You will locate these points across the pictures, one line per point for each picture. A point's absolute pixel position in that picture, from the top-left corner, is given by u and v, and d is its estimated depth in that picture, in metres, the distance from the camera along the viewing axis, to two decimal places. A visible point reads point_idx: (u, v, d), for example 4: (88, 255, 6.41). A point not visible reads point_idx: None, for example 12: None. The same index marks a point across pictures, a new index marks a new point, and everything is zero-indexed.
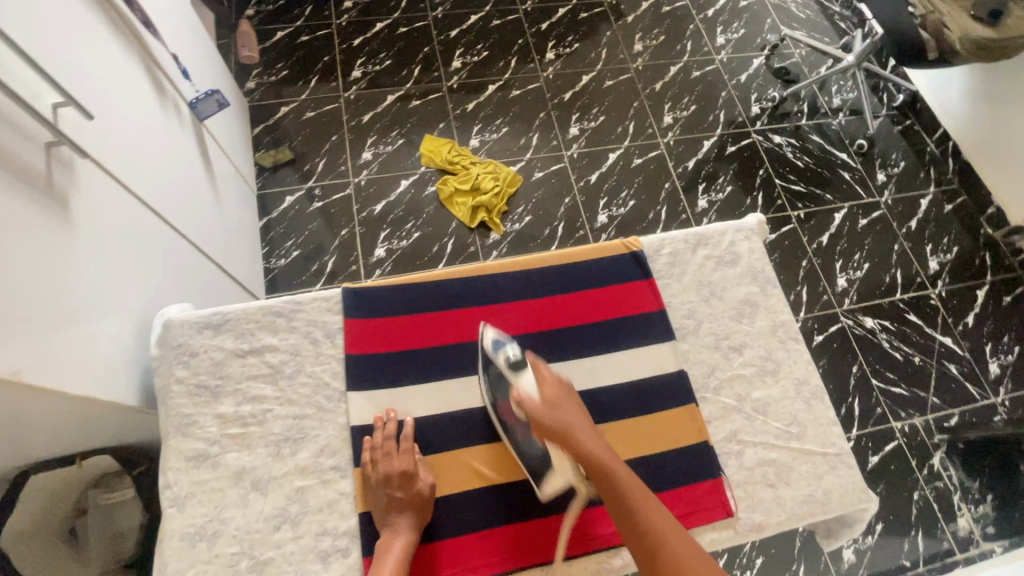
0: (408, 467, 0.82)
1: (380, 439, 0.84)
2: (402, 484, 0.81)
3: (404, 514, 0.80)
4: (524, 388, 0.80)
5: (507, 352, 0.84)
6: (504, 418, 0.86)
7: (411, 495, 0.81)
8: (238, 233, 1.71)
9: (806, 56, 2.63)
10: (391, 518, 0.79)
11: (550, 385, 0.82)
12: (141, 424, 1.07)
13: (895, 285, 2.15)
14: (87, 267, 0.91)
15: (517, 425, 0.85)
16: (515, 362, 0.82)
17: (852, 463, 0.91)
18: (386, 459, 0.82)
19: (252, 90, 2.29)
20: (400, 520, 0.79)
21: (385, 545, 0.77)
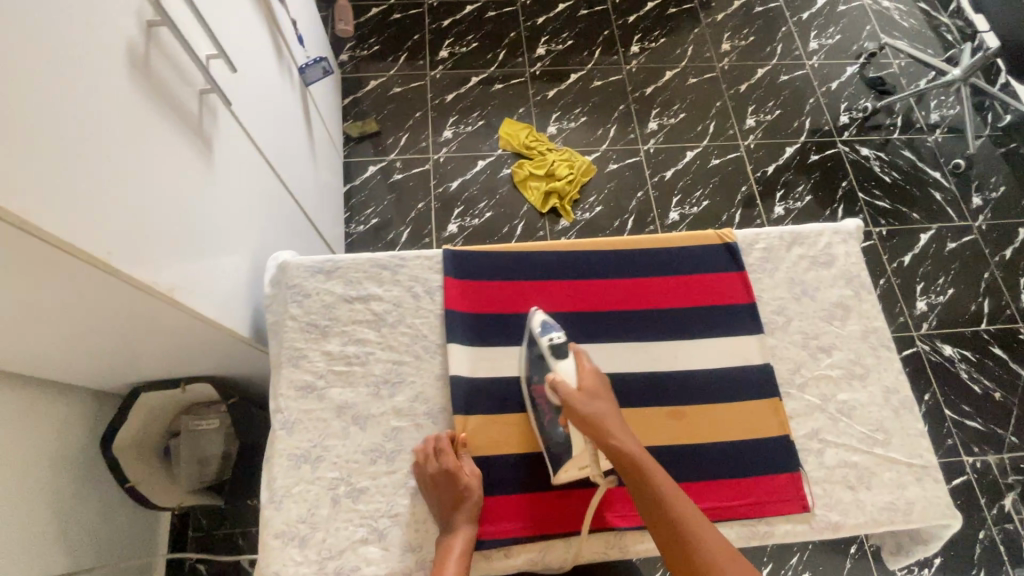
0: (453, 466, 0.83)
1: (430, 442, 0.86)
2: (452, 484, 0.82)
3: (460, 510, 0.81)
4: (563, 373, 0.86)
5: (551, 338, 0.88)
6: (536, 399, 0.90)
7: (460, 492, 0.83)
8: (327, 194, 1.81)
9: (906, 66, 2.51)
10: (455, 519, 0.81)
11: (589, 375, 0.87)
12: (245, 358, 1.17)
13: (980, 315, 2.04)
14: (220, 205, 1.00)
15: (547, 410, 0.89)
16: (560, 349, 0.87)
17: (938, 477, 0.90)
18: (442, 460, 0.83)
19: (345, 63, 2.39)
20: (458, 518, 0.81)
21: (447, 543, 0.80)
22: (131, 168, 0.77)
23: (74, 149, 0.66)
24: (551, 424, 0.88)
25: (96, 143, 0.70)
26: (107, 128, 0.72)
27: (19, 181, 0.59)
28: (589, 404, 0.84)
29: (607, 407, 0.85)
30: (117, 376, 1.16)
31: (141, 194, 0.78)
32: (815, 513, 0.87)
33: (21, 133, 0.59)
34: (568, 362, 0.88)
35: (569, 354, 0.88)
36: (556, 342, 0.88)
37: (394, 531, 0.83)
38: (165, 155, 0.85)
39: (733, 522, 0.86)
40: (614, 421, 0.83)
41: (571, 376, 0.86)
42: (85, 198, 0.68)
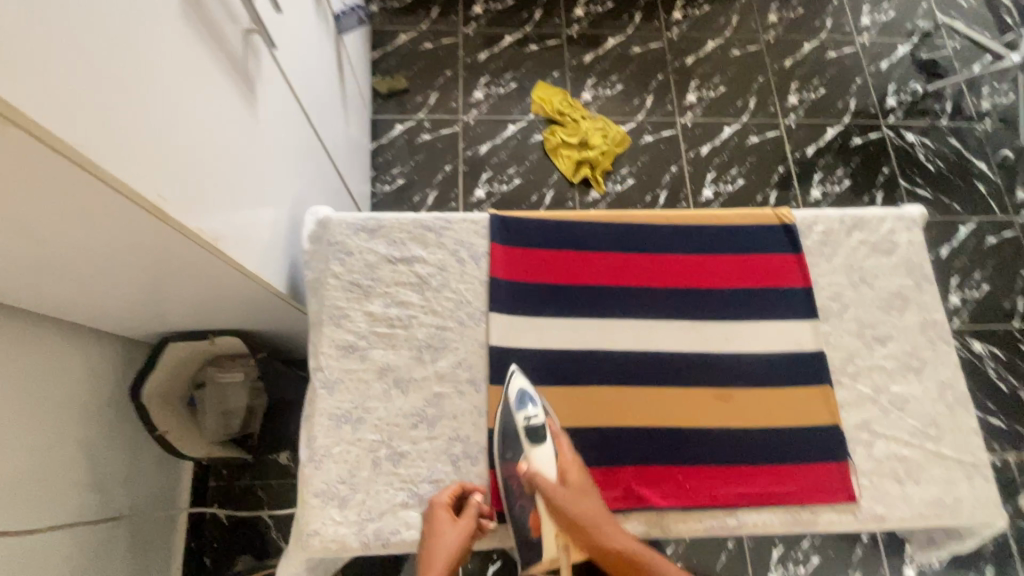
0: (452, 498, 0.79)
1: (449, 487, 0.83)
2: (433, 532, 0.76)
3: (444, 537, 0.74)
4: (541, 464, 0.81)
5: (529, 416, 0.83)
6: (509, 483, 0.82)
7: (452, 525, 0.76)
8: (356, 151, 1.76)
9: (961, 49, 2.38)
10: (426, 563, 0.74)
11: (568, 465, 0.82)
12: (279, 314, 1.15)
13: (1014, 313, 1.99)
14: (263, 155, 0.97)
15: (519, 494, 0.83)
16: (537, 430, 0.83)
17: (988, 476, 0.88)
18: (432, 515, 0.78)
19: (374, 14, 2.29)
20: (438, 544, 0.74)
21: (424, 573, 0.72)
22: (183, 109, 0.74)
23: (129, 83, 0.63)
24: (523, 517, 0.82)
25: (150, 80, 0.67)
26: (161, 65, 0.69)
27: (79, 112, 0.56)
28: (568, 498, 0.79)
29: (591, 501, 0.80)
30: (149, 325, 1.15)
31: (192, 138, 0.76)
32: (862, 505, 0.85)
33: (79, 60, 0.56)
34: (545, 447, 0.83)
35: (545, 434, 0.83)
36: (532, 423, 0.83)
37: None
38: (213, 98, 0.81)
39: (777, 508, 0.84)
40: (597, 515, 0.79)
41: (549, 464, 0.81)
42: (141, 137, 0.65)
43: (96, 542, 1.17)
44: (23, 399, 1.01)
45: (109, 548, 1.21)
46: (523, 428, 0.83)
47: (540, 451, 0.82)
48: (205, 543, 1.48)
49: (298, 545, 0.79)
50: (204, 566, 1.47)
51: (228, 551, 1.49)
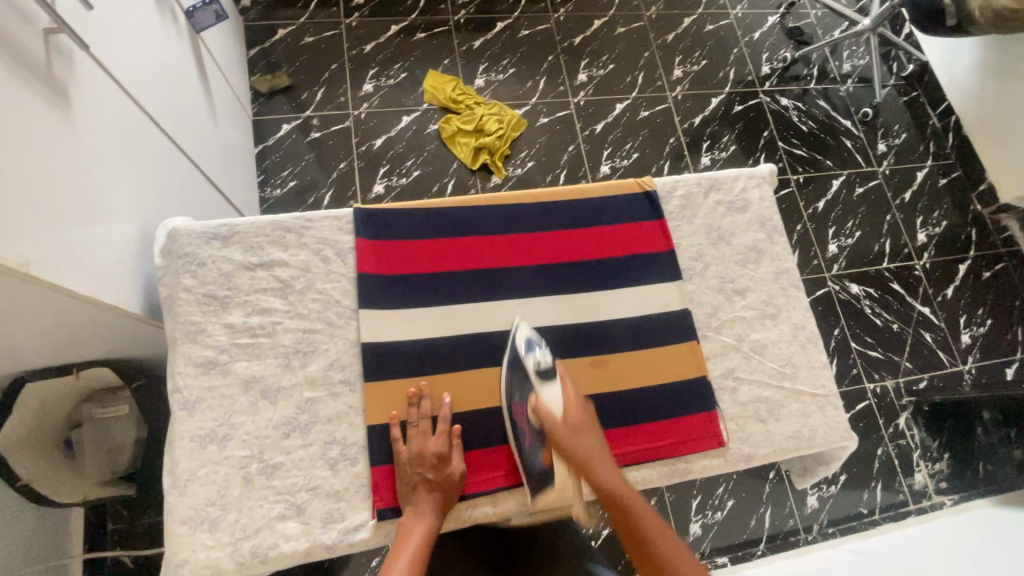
0: (437, 449, 0.82)
1: (415, 418, 0.84)
2: (435, 464, 0.81)
3: (429, 495, 0.80)
4: (546, 400, 0.85)
5: (537, 359, 0.87)
6: (516, 420, 0.88)
7: (432, 469, 0.81)
8: (234, 155, 1.66)
9: (822, 17, 2.56)
10: (416, 494, 0.80)
11: (572, 399, 0.86)
12: (144, 336, 1.06)
13: (882, 254, 2.20)
14: (89, 168, 0.88)
15: (525, 432, 0.87)
16: (545, 371, 0.86)
17: (838, 404, 0.97)
18: (416, 438, 0.83)
19: (247, 10, 2.16)
20: (425, 500, 0.79)
21: (407, 524, 0.78)
22: None
23: None
24: (531, 450, 0.87)
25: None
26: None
27: None
28: (568, 434, 0.83)
29: (588, 441, 0.83)
30: None
31: None
32: (731, 448, 0.91)
33: None
34: (554, 386, 0.86)
35: (554, 377, 0.87)
36: (542, 365, 0.86)
37: (314, 504, 0.80)
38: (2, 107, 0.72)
39: (654, 462, 0.89)
40: (592, 454, 0.82)
41: (556, 403, 0.85)
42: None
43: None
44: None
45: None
46: (532, 370, 0.87)
47: (553, 394, 0.86)
48: None
49: None
50: None
51: None
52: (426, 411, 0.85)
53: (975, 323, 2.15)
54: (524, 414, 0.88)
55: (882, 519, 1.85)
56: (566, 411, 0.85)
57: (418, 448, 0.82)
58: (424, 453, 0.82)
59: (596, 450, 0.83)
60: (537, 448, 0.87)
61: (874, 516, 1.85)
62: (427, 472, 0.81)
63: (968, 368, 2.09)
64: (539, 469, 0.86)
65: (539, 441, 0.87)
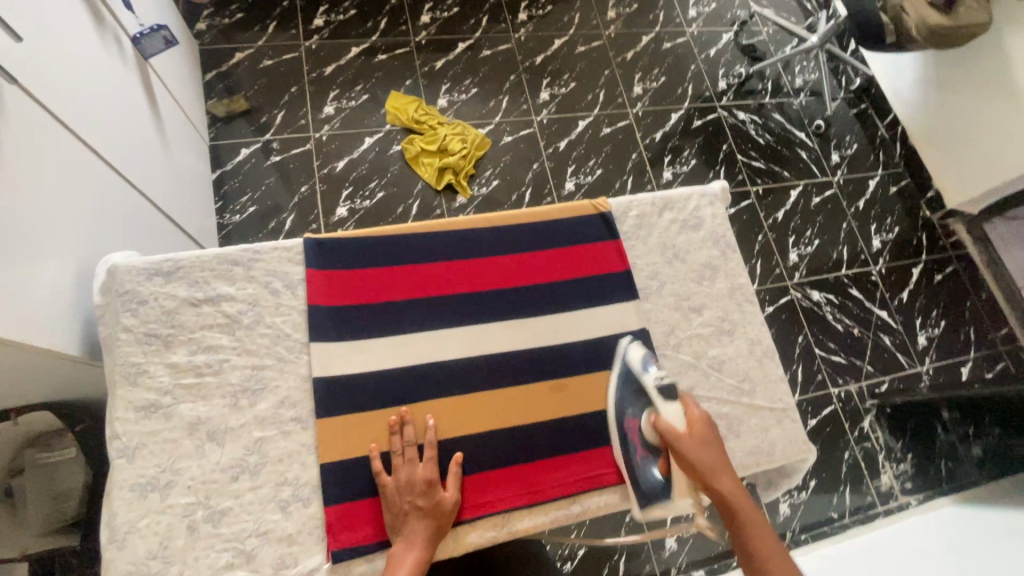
0: (426, 475, 0.81)
1: (400, 446, 0.83)
2: (425, 491, 0.80)
3: (419, 524, 0.78)
4: (668, 417, 0.86)
5: (655, 378, 0.90)
6: (625, 435, 0.90)
7: (421, 496, 0.79)
8: (189, 182, 1.62)
9: (774, 34, 2.66)
10: (407, 523, 0.78)
11: (695, 418, 0.87)
12: (86, 377, 1.01)
13: (841, 261, 2.27)
14: (18, 203, 0.84)
15: (639, 447, 0.89)
16: (664, 390, 0.88)
17: (795, 417, 0.98)
18: (402, 466, 0.81)
19: (203, 33, 2.12)
20: (415, 530, 0.77)
21: (399, 554, 0.76)
22: None
23: None
24: (643, 463, 0.89)
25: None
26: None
27: None
28: (691, 448, 0.84)
29: (714, 453, 0.84)
30: None
31: None
32: None
33: None
34: (674, 405, 0.87)
35: (675, 398, 0.88)
36: (661, 383, 0.89)
37: (264, 550, 0.76)
38: None
39: (614, 487, 0.91)
40: (717, 463, 0.83)
41: (678, 419, 0.86)
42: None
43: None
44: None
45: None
46: (651, 388, 0.89)
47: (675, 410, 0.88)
48: None
49: None
50: None
51: None
52: (409, 437, 0.83)
53: (930, 325, 2.23)
54: (636, 428, 0.90)
55: (852, 522, 1.88)
56: (688, 425, 0.86)
57: (406, 476, 0.80)
58: (413, 479, 0.80)
59: (722, 467, 0.83)
60: (652, 457, 0.89)
61: (845, 520, 1.87)
62: (418, 499, 0.79)
63: (926, 369, 2.16)
64: (655, 480, 0.89)
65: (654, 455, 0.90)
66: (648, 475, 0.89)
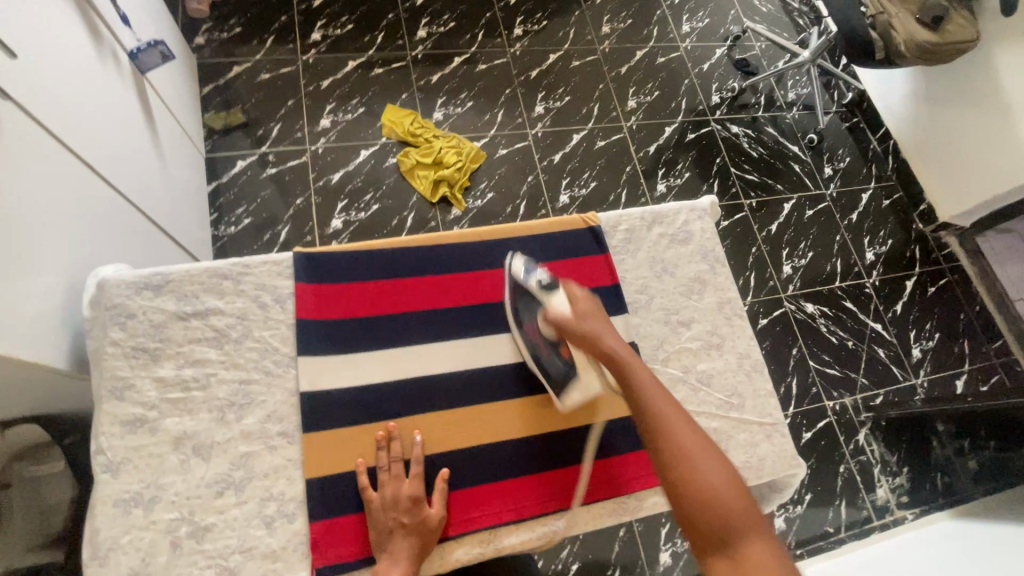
0: (413, 492, 0.81)
1: (387, 461, 0.83)
2: (410, 508, 0.79)
3: (405, 540, 0.78)
4: (554, 305, 0.86)
5: (535, 280, 0.90)
6: (528, 336, 0.92)
7: (407, 513, 0.79)
8: (184, 194, 1.63)
9: (766, 49, 2.70)
10: (391, 541, 0.78)
11: (578, 298, 0.87)
12: (74, 390, 1.01)
13: (834, 274, 2.28)
14: (9, 218, 0.84)
15: (543, 346, 0.91)
16: (546, 283, 0.88)
17: (784, 432, 0.98)
18: (388, 482, 0.81)
19: (201, 47, 2.15)
20: (401, 547, 0.77)
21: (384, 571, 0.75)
22: None
23: None
24: (549, 359, 0.90)
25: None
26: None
27: None
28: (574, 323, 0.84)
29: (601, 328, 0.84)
30: None
31: None
32: None
33: None
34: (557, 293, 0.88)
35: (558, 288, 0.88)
36: (542, 282, 0.89)
37: (248, 567, 0.76)
38: None
39: (604, 502, 0.91)
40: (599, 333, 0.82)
41: (561, 304, 0.86)
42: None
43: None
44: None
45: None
46: (534, 288, 0.90)
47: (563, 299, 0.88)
48: None
49: None
50: None
51: None
52: (396, 452, 0.83)
53: (924, 338, 2.23)
54: (535, 329, 0.91)
55: (848, 537, 1.87)
56: (573, 306, 0.86)
57: (392, 492, 0.80)
58: (399, 496, 0.80)
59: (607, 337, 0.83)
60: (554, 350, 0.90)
61: (840, 535, 1.86)
62: (403, 517, 0.79)
63: (920, 382, 2.16)
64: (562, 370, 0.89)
65: (555, 347, 0.90)
66: (556, 367, 0.90)
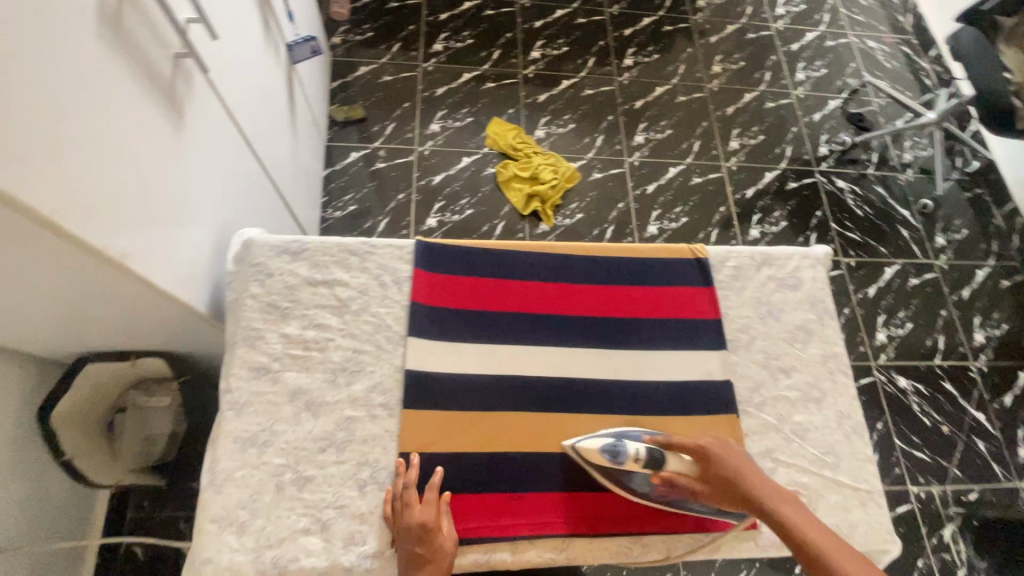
0: (426, 520, 0.79)
1: (401, 488, 0.82)
2: (422, 537, 0.78)
3: (424, 571, 0.77)
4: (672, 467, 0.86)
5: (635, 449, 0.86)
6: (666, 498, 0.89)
7: (421, 542, 0.78)
8: (305, 177, 1.77)
9: (886, 105, 2.57)
10: (413, 572, 0.77)
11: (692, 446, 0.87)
12: (201, 335, 1.12)
13: (935, 350, 2.11)
14: (184, 174, 0.95)
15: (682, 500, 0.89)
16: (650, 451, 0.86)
17: (882, 503, 0.92)
18: (401, 510, 0.81)
19: (336, 46, 2.35)
20: None
21: None
22: (82, 123, 0.72)
23: (44, 102, 0.65)
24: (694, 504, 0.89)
25: (40, 85, 0.65)
26: (56, 71, 0.67)
27: None
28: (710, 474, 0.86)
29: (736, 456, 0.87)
30: (63, 346, 1.10)
31: (93, 151, 0.73)
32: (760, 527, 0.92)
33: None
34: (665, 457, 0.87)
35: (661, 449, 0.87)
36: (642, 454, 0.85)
37: (338, 523, 0.81)
38: (131, 118, 0.82)
39: (679, 535, 0.90)
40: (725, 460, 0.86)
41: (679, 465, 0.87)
42: (20, 141, 0.62)
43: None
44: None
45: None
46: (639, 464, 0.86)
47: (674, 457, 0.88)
48: None
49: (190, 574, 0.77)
50: None
51: None
52: (410, 479, 0.83)
53: None
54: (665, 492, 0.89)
55: None
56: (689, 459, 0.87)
57: (404, 522, 0.79)
58: (410, 526, 0.79)
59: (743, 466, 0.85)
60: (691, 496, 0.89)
61: None
62: (416, 546, 0.78)
63: None
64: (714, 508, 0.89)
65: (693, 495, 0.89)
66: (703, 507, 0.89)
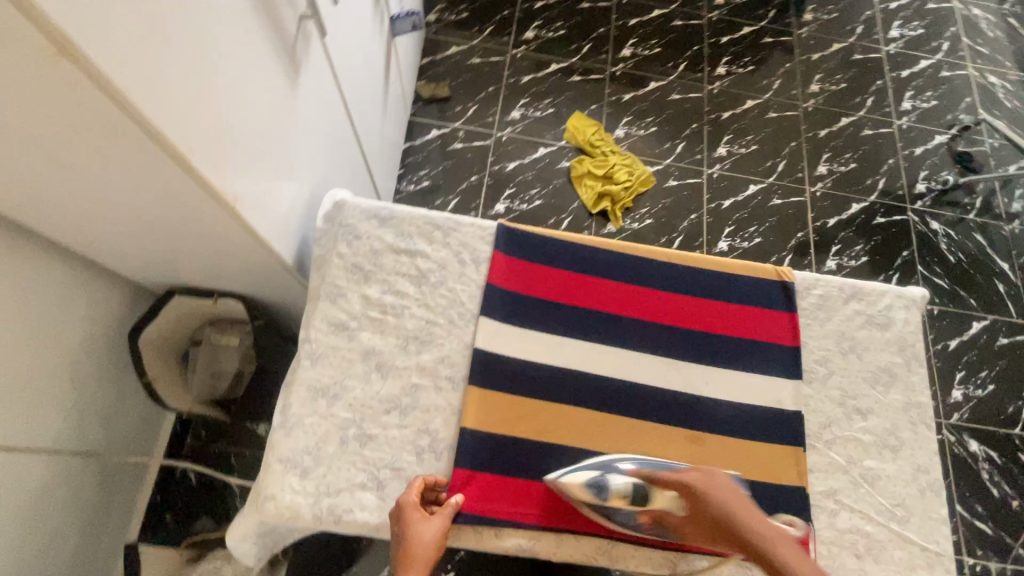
0: (401, 502, 0.80)
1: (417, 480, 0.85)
2: (398, 517, 0.79)
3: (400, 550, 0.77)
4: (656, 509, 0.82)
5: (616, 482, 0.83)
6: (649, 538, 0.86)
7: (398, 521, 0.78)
8: (388, 147, 1.82)
9: (999, 148, 2.37)
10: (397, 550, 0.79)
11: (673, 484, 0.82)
12: (281, 286, 1.18)
13: (1017, 418, 1.95)
14: (292, 129, 1.00)
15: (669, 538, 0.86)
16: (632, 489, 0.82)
17: (950, 568, 0.86)
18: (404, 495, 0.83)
19: (431, 23, 2.38)
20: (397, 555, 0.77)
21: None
22: (222, 70, 0.77)
23: (195, 44, 0.70)
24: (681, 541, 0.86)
25: (194, 29, 0.69)
26: (209, 16, 0.72)
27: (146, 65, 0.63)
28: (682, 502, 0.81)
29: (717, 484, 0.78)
30: (155, 274, 1.17)
31: (226, 99, 0.78)
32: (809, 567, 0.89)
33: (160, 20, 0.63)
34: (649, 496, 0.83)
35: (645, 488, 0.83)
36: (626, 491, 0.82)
37: (394, 484, 0.84)
38: (261, 70, 0.87)
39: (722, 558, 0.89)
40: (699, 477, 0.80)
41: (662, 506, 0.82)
42: (170, 79, 0.67)
43: (45, 472, 1.13)
44: (10, 320, 1.01)
45: (51, 489, 1.15)
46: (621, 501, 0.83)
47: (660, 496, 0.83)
48: (171, 498, 1.46)
49: (254, 506, 0.82)
50: (165, 524, 1.44)
51: (191, 513, 1.46)
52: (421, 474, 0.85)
53: None
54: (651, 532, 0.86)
55: None
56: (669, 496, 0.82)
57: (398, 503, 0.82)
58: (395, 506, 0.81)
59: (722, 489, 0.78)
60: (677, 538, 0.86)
61: None
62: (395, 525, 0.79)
63: None
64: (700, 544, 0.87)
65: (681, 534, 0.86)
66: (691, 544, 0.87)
